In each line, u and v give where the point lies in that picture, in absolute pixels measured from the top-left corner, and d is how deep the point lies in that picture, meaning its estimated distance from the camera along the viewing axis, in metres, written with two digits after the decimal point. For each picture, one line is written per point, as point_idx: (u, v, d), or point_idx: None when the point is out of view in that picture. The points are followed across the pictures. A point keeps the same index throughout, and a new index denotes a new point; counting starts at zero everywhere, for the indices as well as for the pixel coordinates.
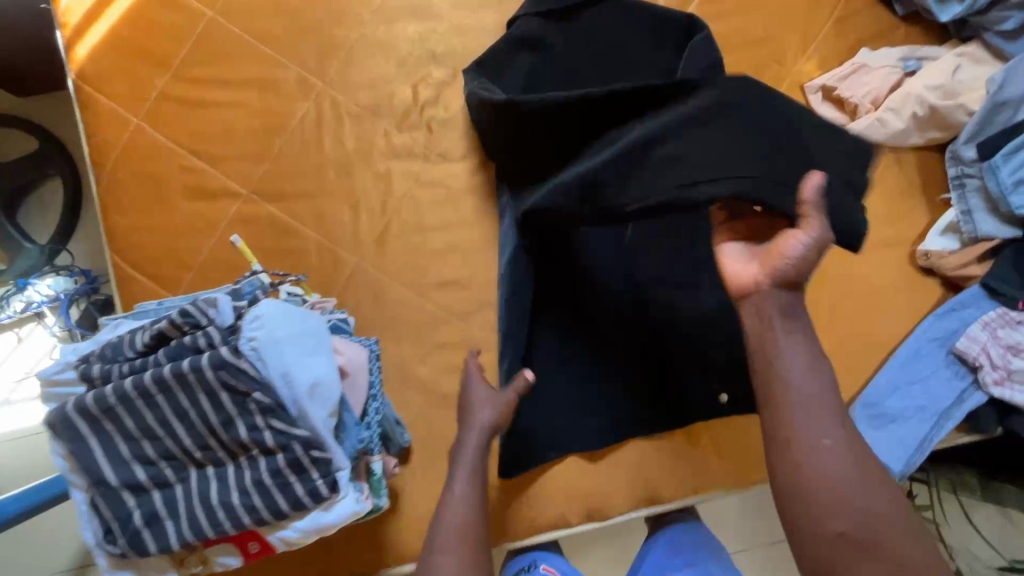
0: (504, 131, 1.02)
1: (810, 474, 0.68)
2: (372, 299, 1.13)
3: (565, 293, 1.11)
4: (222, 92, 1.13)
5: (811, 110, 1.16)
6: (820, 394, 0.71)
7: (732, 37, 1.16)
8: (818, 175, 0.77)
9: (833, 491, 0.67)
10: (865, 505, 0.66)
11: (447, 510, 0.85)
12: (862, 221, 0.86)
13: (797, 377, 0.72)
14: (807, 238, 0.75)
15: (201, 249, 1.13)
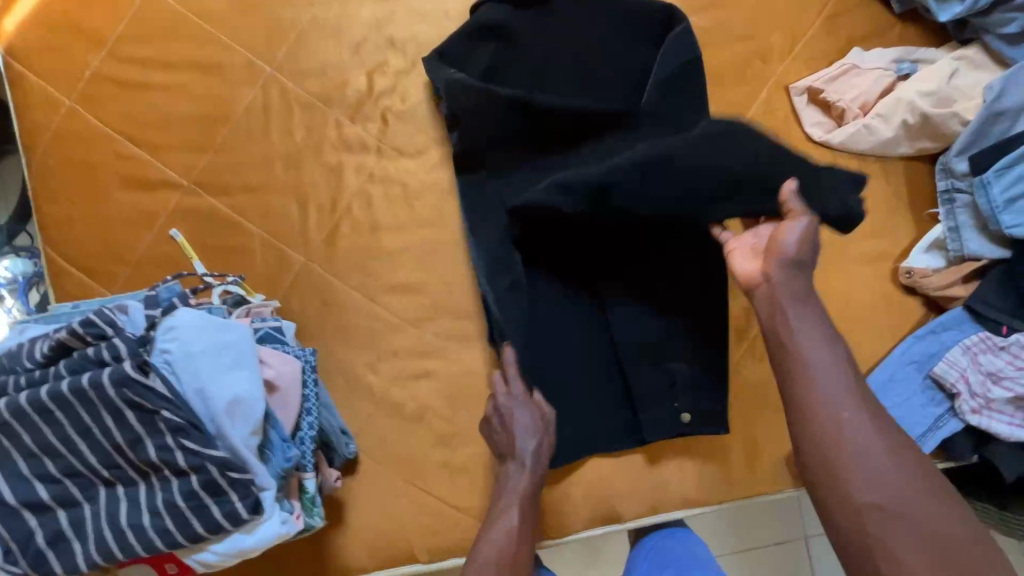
0: (490, 118, 1.01)
1: (837, 451, 0.70)
2: (320, 301, 1.06)
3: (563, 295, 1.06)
4: (162, 74, 1.05)
5: (795, 113, 1.08)
6: (836, 369, 0.74)
7: (712, 32, 1.08)
8: (793, 179, 0.84)
9: (860, 466, 0.69)
10: (892, 474, 0.68)
11: (497, 533, 0.88)
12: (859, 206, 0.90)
13: (813, 353, 0.75)
14: (799, 234, 0.80)
15: (139, 243, 1.05)
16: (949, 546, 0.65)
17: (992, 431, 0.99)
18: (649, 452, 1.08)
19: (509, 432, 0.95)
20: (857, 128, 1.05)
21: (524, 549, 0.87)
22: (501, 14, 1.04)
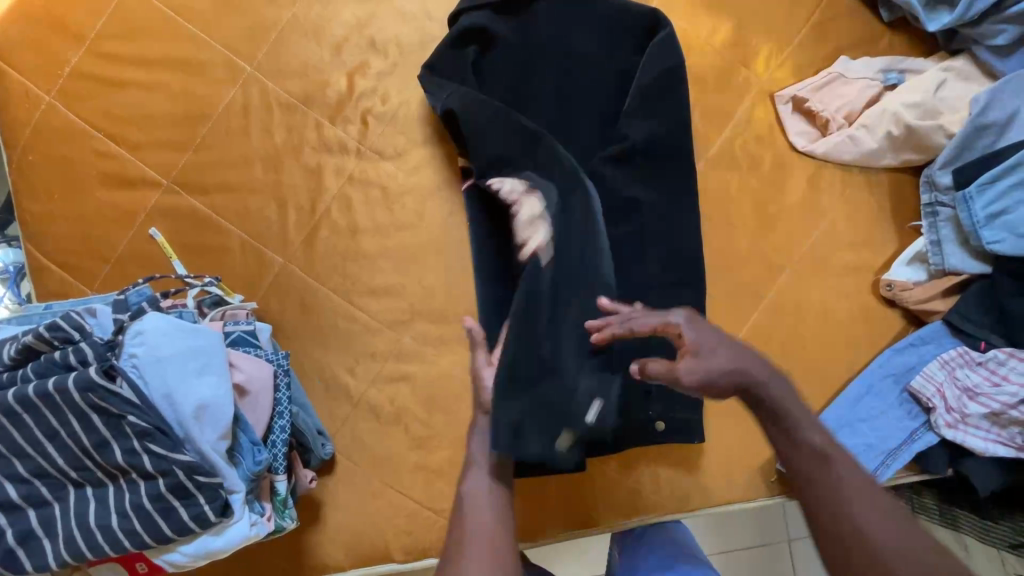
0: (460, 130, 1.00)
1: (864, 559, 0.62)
2: (299, 303, 1.06)
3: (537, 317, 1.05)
4: (142, 71, 1.04)
5: (779, 122, 1.07)
6: (814, 454, 0.69)
7: (697, 39, 1.07)
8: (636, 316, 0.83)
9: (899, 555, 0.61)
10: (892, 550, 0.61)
11: (468, 503, 0.76)
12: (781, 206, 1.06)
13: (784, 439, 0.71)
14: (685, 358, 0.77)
15: (119, 241, 1.05)
16: None
17: (967, 446, 0.98)
18: (625, 459, 1.08)
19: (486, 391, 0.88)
20: (842, 138, 1.04)
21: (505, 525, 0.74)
22: (482, 16, 1.02)
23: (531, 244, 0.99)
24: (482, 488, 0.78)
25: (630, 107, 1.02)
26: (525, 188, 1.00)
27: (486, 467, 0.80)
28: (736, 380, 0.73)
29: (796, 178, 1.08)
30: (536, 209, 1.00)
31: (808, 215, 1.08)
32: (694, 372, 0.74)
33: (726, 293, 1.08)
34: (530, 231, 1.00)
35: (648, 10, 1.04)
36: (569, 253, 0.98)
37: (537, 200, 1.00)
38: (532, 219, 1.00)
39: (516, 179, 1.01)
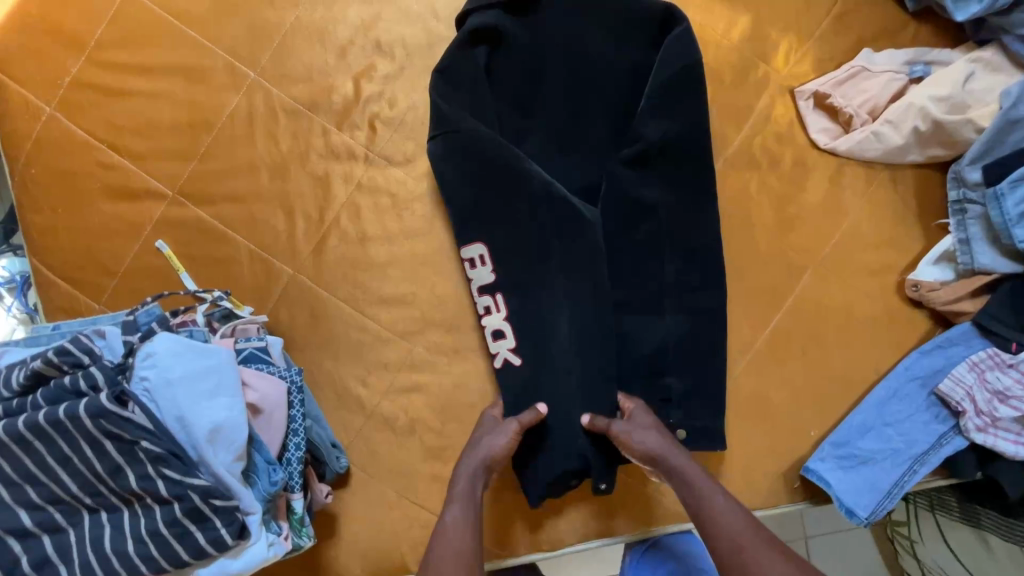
0: (459, 160, 0.99)
1: None
2: (309, 314, 1.04)
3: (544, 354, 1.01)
4: (143, 80, 1.01)
5: (799, 118, 1.03)
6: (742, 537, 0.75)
7: (713, 35, 1.03)
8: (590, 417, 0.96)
9: None
10: None
11: (449, 532, 0.79)
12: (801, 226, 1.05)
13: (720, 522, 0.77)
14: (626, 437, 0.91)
15: (125, 254, 1.03)
16: None
17: (997, 450, 0.96)
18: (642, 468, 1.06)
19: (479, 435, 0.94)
20: (865, 135, 1.00)
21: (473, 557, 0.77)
22: (491, 16, 0.98)
23: (500, 355, 1.02)
24: (462, 535, 0.79)
25: (644, 107, 0.99)
26: (490, 295, 1.02)
27: (471, 509, 0.83)
28: (652, 454, 0.87)
29: (818, 176, 1.04)
30: (500, 321, 1.02)
31: (830, 214, 1.05)
32: (624, 429, 0.91)
33: (746, 296, 1.05)
34: (498, 341, 1.02)
35: (661, 5, 1.00)
36: (563, 285, 1.01)
37: (502, 301, 1.02)
38: (498, 329, 1.02)
39: (481, 286, 1.02)
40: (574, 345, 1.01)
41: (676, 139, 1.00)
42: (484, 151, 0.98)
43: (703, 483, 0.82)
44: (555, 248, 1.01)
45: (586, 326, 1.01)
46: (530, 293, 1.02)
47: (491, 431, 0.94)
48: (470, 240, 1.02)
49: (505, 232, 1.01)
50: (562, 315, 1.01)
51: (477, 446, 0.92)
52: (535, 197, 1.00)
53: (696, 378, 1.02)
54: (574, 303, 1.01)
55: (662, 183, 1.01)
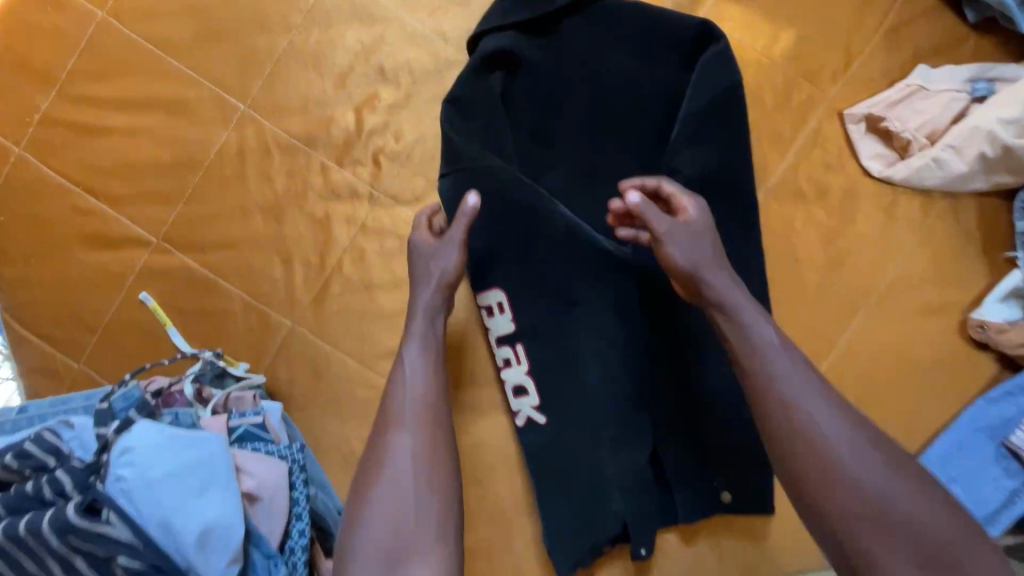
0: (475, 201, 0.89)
1: (846, 491, 0.60)
2: (311, 370, 0.94)
3: (572, 412, 0.91)
4: (121, 115, 0.91)
5: (849, 144, 0.94)
6: (797, 381, 0.65)
7: (752, 54, 0.93)
8: (636, 197, 0.77)
9: (876, 501, 0.60)
10: (866, 477, 0.60)
11: (399, 392, 0.73)
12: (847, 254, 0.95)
13: (773, 355, 0.68)
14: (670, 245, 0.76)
15: (106, 308, 0.93)
16: (953, 550, 0.58)
17: None
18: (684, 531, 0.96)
19: (420, 264, 0.82)
20: (924, 161, 0.90)
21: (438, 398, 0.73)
22: (506, 38, 0.89)
23: (522, 413, 0.93)
24: (421, 376, 0.74)
25: (678, 136, 0.89)
26: (511, 345, 0.92)
27: (431, 348, 0.76)
28: (693, 267, 0.75)
29: (869, 206, 0.94)
30: (522, 376, 0.92)
31: (884, 248, 0.95)
32: (671, 243, 0.76)
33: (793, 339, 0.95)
34: (519, 399, 0.93)
35: (696, 22, 0.91)
36: (591, 334, 0.91)
37: (523, 353, 0.92)
38: (520, 385, 0.93)
39: (499, 335, 0.92)
40: (604, 398, 0.91)
41: (714, 170, 0.90)
42: (499, 189, 0.88)
43: (758, 328, 0.69)
44: (582, 294, 0.91)
45: (614, 379, 0.91)
46: (553, 342, 0.92)
47: (435, 255, 0.81)
48: (488, 286, 0.92)
49: (526, 276, 0.91)
50: (590, 368, 0.91)
51: (424, 275, 0.81)
52: (559, 239, 0.90)
53: (740, 434, 0.91)
54: (603, 354, 0.91)
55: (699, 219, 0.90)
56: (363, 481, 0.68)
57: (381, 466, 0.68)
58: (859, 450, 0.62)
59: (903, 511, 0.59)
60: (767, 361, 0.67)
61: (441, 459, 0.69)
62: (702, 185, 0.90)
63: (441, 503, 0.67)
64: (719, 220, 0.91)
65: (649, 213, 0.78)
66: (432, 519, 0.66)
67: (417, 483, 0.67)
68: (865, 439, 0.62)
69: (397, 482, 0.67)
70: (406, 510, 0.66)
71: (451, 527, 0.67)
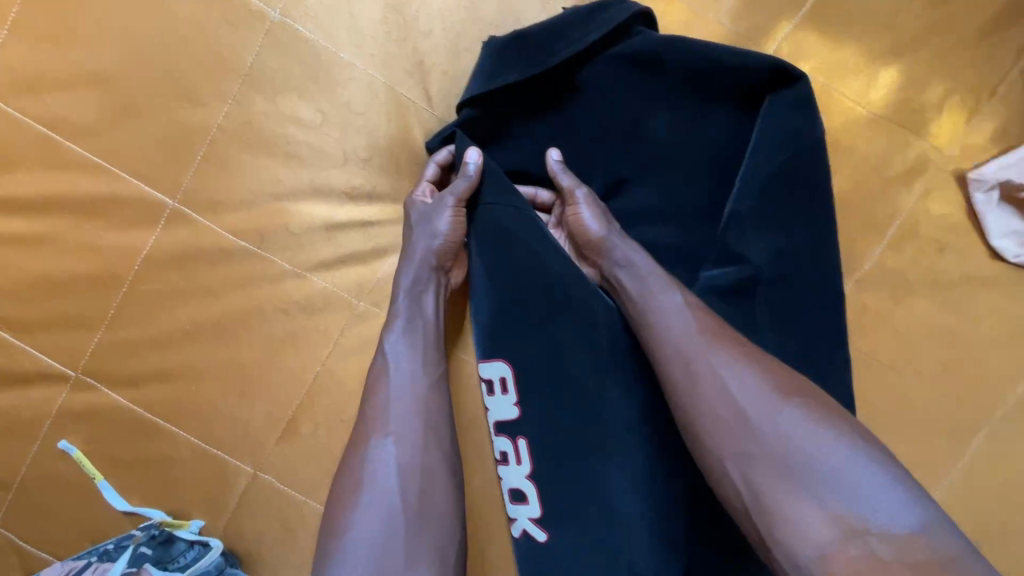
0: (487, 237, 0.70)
1: (739, 424, 0.50)
2: (280, 527, 0.75)
3: (590, 525, 0.68)
4: (16, 219, 0.70)
5: (974, 217, 0.70)
6: (681, 314, 0.57)
7: (840, 102, 0.70)
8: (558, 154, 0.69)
9: (778, 434, 0.48)
10: (760, 406, 0.50)
11: (392, 363, 0.63)
12: (967, 359, 0.73)
13: (663, 291, 0.60)
14: (586, 206, 0.67)
15: (18, 460, 0.74)
16: (872, 492, 0.45)
17: None
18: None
19: (405, 227, 0.70)
20: None
21: (433, 376, 0.64)
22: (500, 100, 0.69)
23: (518, 524, 0.70)
24: (406, 368, 0.63)
25: (742, 208, 0.67)
26: (511, 437, 0.70)
27: (421, 329, 0.66)
28: (593, 221, 0.67)
29: (998, 297, 0.72)
30: (523, 479, 0.70)
31: (1016, 351, 0.72)
32: (581, 211, 0.67)
33: None
34: (516, 506, 0.70)
35: (770, 60, 0.66)
36: (623, 425, 0.67)
37: (525, 450, 0.70)
38: (520, 490, 0.70)
39: (497, 422, 0.71)
40: (640, 509, 0.67)
41: (788, 251, 0.68)
42: (509, 231, 0.69)
43: (644, 267, 0.63)
44: (615, 371, 0.68)
45: (649, 504, 0.67)
46: (569, 428, 0.69)
47: (421, 214, 0.69)
48: (488, 353, 0.71)
49: (537, 349, 0.69)
50: (623, 485, 0.67)
51: (408, 237, 0.69)
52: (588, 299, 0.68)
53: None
54: (638, 453, 0.67)
55: (770, 315, 0.68)
56: (333, 512, 0.56)
57: (359, 485, 0.56)
58: (753, 379, 0.51)
59: (806, 445, 0.47)
60: (652, 296, 0.60)
61: (437, 473, 0.59)
62: (776, 273, 0.68)
63: (442, 514, 0.57)
64: (802, 319, 0.68)
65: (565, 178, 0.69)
66: (434, 536, 0.56)
67: (407, 497, 0.56)
68: (768, 375, 0.52)
69: (381, 498, 0.56)
70: (392, 537, 0.54)
71: (453, 550, 0.56)
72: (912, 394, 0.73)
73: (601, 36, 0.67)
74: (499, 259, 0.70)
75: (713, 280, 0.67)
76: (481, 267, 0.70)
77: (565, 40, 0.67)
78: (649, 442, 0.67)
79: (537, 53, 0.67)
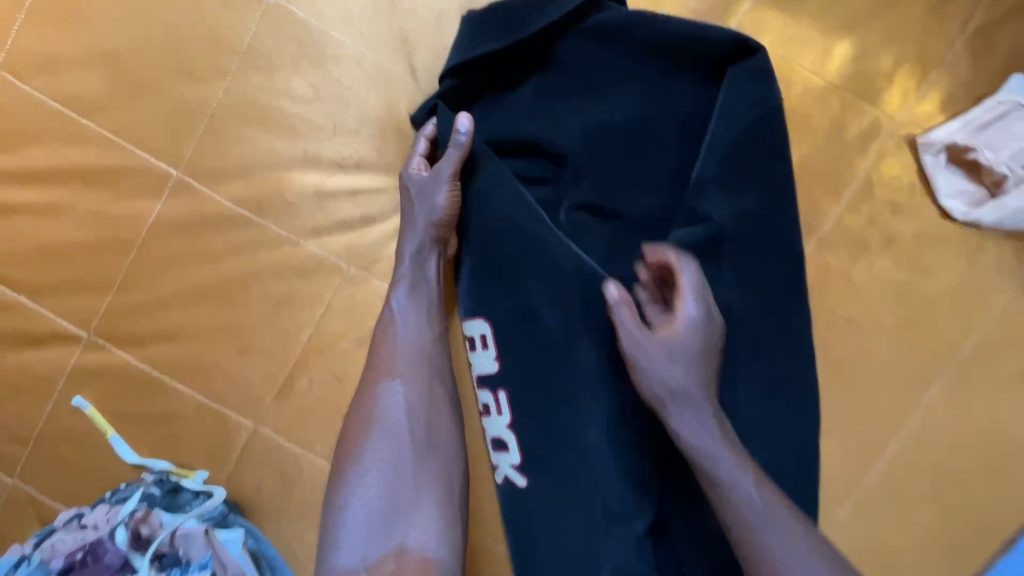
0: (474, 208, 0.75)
1: None
2: (280, 478, 0.80)
3: (564, 469, 0.73)
4: (33, 190, 0.76)
5: (925, 178, 0.75)
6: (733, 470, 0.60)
7: (799, 73, 0.75)
8: (612, 292, 0.67)
9: None
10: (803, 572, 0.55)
11: (398, 318, 0.69)
12: (921, 314, 0.78)
13: (717, 443, 0.61)
14: (644, 355, 0.65)
15: (36, 415, 0.79)
16: None
17: None
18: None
19: (404, 201, 0.75)
20: None
21: (435, 331, 0.69)
22: (478, 72, 0.75)
23: (500, 470, 0.77)
24: (413, 319, 0.69)
25: (705, 175, 0.71)
26: (492, 390, 0.76)
27: (423, 286, 0.71)
28: (657, 398, 0.64)
29: (951, 255, 0.76)
30: (502, 428, 0.76)
31: (968, 306, 0.77)
32: (691, 347, 0.64)
33: (853, 419, 0.79)
34: (498, 454, 0.77)
35: (732, 34, 0.71)
36: (593, 379, 0.72)
37: (505, 402, 0.76)
38: (501, 437, 0.76)
39: (480, 376, 0.77)
40: (611, 454, 0.71)
41: (749, 213, 0.72)
42: (492, 198, 0.74)
43: (705, 424, 0.62)
44: (588, 327, 0.72)
45: (618, 452, 0.71)
46: (545, 381, 0.74)
47: (420, 187, 0.73)
48: (471, 313, 0.77)
49: (514, 307, 0.75)
50: (593, 434, 0.72)
51: (409, 207, 0.73)
52: (566, 265, 0.72)
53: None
54: (606, 404, 0.72)
55: (732, 274, 0.73)
56: (347, 448, 0.63)
57: (372, 422, 0.63)
58: (793, 544, 0.56)
59: None
60: (710, 454, 0.61)
61: (440, 410, 0.65)
62: (739, 235, 0.72)
63: (445, 445, 0.64)
64: (761, 276, 0.73)
65: (624, 320, 0.66)
66: (438, 463, 0.63)
67: (414, 430, 0.63)
68: (804, 536, 0.57)
69: (391, 431, 0.63)
70: (401, 464, 0.61)
71: (458, 475, 0.63)
72: (871, 348, 0.78)
73: (565, 12, 0.72)
74: (483, 225, 0.75)
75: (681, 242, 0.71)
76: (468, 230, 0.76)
77: (535, 12, 0.72)
78: (615, 394, 0.72)
79: (511, 22, 0.73)
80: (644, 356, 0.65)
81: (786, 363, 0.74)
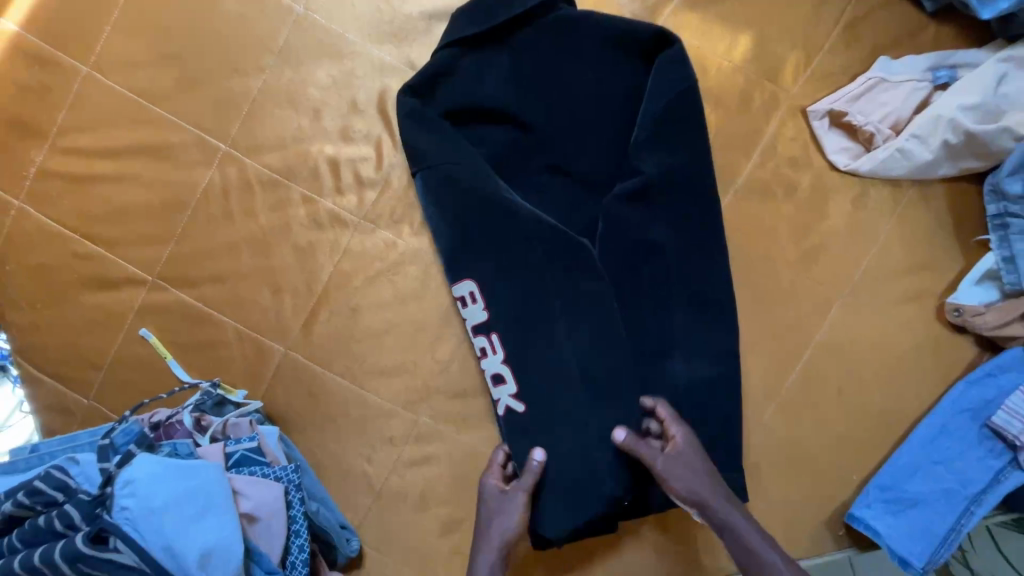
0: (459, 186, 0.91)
1: None
2: (305, 394, 0.98)
3: (538, 382, 0.90)
4: (109, 162, 0.96)
5: (816, 139, 0.95)
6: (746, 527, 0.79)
7: (712, 59, 0.95)
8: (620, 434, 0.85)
9: None
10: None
11: None
12: (820, 247, 0.97)
13: (732, 512, 0.80)
14: (673, 485, 0.82)
15: (108, 345, 0.98)
16: None
17: None
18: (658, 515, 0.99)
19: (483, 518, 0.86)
20: (890, 152, 0.92)
21: None
22: (451, 58, 0.92)
23: (502, 402, 0.92)
24: None
25: (639, 137, 0.91)
26: (485, 334, 0.92)
27: None
28: (694, 495, 0.81)
29: (840, 199, 0.96)
30: (499, 365, 0.91)
31: (857, 239, 0.96)
32: (701, 466, 0.83)
33: (771, 335, 0.97)
34: (499, 388, 0.92)
35: (654, 28, 0.92)
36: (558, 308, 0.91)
37: (498, 343, 0.91)
38: (499, 371, 0.92)
39: (473, 326, 0.93)
40: (581, 366, 0.90)
41: (675, 168, 0.92)
42: (470, 166, 0.91)
43: (718, 498, 0.81)
44: (555, 264, 0.91)
45: (590, 367, 0.90)
46: (523, 319, 0.91)
47: (497, 513, 0.86)
48: (459, 277, 0.93)
49: (491, 266, 0.91)
50: (558, 356, 0.90)
51: (486, 537, 0.85)
52: (533, 222, 0.91)
53: (711, 423, 0.92)
54: (572, 327, 0.90)
55: (664, 217, 0.92)
56: None
57: None
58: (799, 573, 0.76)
59: None
60: (728, 518, 0.80)
61: None
62: (668, 186, 0.92)
63: None
64: (686, 217, 0.93)
65: (646, 455, 0.84)
66: None
67: None
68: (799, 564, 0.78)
69: None
70: None
71: None
72: (782, 275, 0.97)
73: (528, 7, 0.92)
74: (470, 192, 0.91)
75: (623, 190, 0.91)
76: (453, 193, 0.91)
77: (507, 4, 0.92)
78: (577, 319, 0.91)
79: (491, 9, 0.92)
80: (665, 461, 0.83)
81: (711, 285, 0.93)
